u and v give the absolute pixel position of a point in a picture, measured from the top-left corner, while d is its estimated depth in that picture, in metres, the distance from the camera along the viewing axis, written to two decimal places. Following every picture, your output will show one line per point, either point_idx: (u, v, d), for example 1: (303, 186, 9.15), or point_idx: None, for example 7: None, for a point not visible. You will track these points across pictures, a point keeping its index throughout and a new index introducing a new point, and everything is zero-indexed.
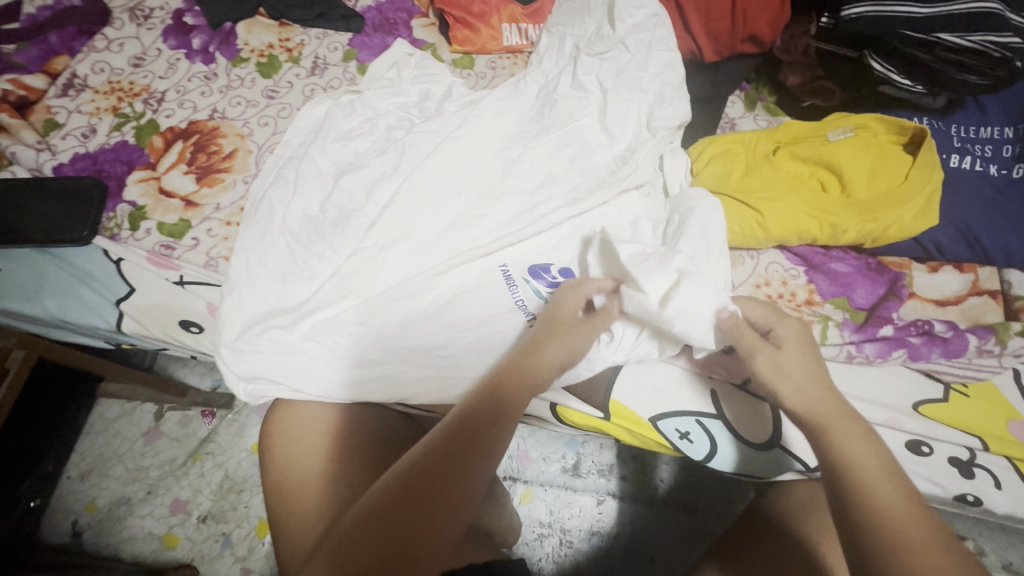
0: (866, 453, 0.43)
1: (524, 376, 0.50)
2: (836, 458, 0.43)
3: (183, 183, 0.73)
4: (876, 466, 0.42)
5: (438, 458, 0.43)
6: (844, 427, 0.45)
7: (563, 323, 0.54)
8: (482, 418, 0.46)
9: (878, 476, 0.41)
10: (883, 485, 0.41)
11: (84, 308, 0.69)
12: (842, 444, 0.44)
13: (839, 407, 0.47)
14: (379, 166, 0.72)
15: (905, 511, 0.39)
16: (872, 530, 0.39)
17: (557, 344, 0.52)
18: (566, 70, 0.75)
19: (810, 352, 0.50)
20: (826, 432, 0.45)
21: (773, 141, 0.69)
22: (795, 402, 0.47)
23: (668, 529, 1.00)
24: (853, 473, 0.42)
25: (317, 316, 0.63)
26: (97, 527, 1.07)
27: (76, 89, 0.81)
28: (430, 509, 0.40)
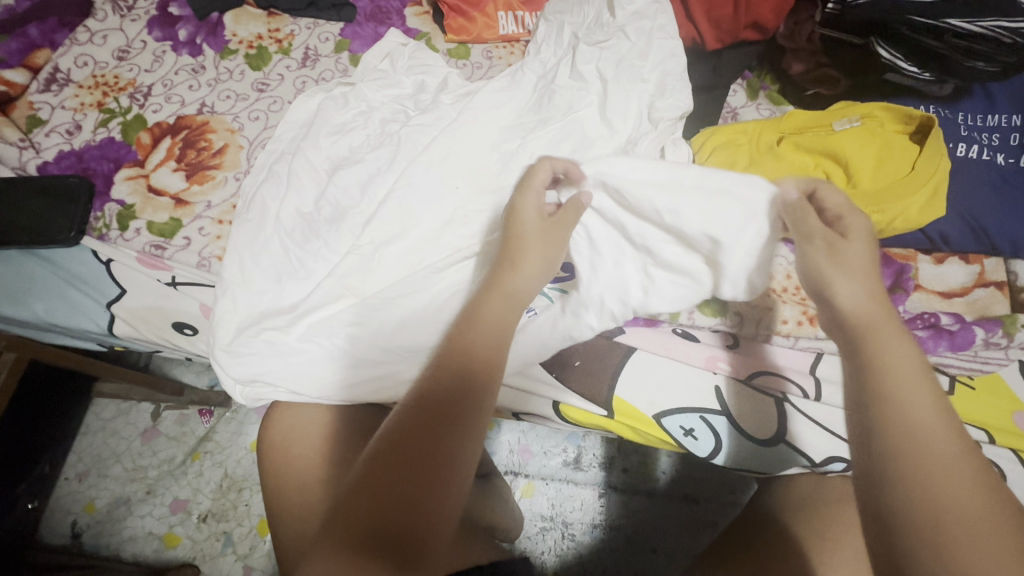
0: (906, 367, 0.40)
1: (486, 327, 0.47)
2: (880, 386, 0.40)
3: (173, 180, 0.71)
4: (921, 399, 0.39)
5: (427, 427, 0.41)
6: (891, 342, 0.41)
7: (528, 232, 0.52)
8: (454, 389, 0.43)
9: (919, 406, 0.38)
10: (918, 408, 0.38)
11: (74, 312, 0.67)
12: (879, 358, 0.41)
13: (889, 316, 0.43)
14: (375, 161, 0.70)
15: (940, 443, 0.37)
16: (905, 476, 0.36)
17: (531, 264, 0.51)
18: (565, 59, 0.73)
19: (869, 264, 0.44)
20: (871, 339, 0.42)
21: (777, 131, 0.68)
22: (847, 306, 0.43)
23: (670, 520, 1.00)
24: (892, 404, 0.39)
25: (312, 316, 0.62)
26: (97, 528, 1.06)
27: (59, 84, 0.78)
28: (429, 482, 0.39)
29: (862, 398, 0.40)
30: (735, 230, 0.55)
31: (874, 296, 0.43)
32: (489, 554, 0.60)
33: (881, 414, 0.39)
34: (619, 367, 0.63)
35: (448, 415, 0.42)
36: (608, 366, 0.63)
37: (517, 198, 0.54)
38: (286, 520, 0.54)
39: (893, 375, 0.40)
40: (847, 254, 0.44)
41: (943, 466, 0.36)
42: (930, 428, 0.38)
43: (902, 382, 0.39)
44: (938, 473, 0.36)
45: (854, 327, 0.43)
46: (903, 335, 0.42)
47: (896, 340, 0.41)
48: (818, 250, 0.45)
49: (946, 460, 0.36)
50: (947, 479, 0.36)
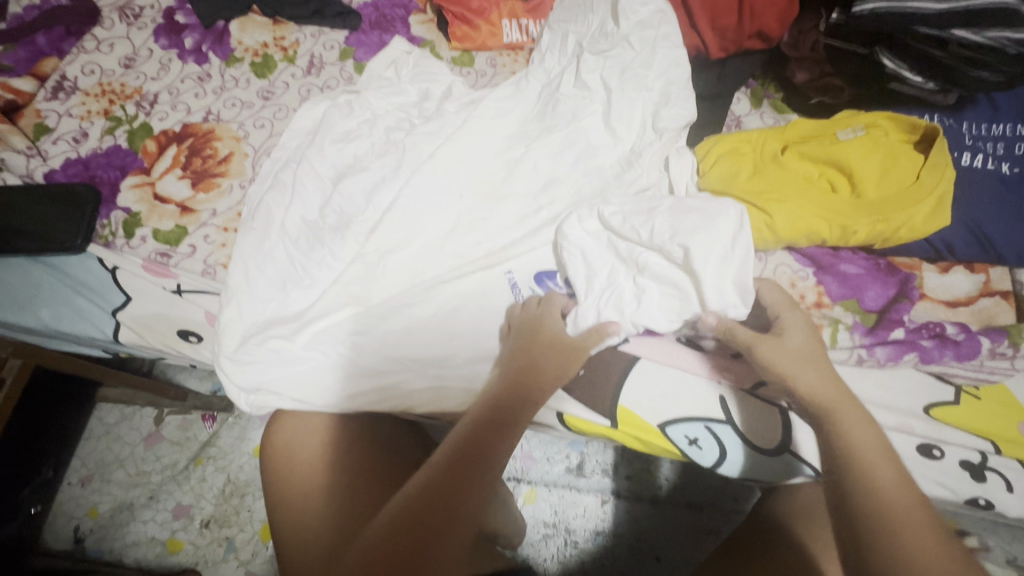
0: (870, 443, 0.46)
1: (549, 370, 0.54)
2: (842, 442, 0.47)
3: (178, 188, 0.71)
4: (879, 456, 0.45)
5: (466, 458, 0.44)
6: (850, 412, 0.48)
7: (536, 344, 0.56)
8: (500, 421, 0.47)
9: (885, 474, 0.44)
10: (891, 480, 0.43)
11: (80, 319, 0.67)
12: (851, 436, 0.47)
13: (844, 394, 0.50)
14: (380, 169, 0.71)
15: (908, 508, 0.42)
16: (864, 509, 0.42)
17: (547, 360, 0.54)
18: (569, 68, 0.74)
19: (815, 347, 0.54)
20: (833, 418, 0.48)
21: (781, 140, 0.68)
22: (805, 390, 0.50)
23: (673, 527, 1.00)
24: (855, 461, 0.45)
25: (318, 325, 0.63)
26: (100, 533, 1.06)
27: (66, 91, 0.79)
28: (449, 513, 0.41)
29: (835, 469, 0.46)
30: (712, 241, 0.58)
31: (800, 367, 0.51)
32: (492, 564, 0.59)
33: (858, 487, 0.44)
34: (623, 377, 0.63)
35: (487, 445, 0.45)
36: (612, 374, 0.63)
37: (538, 310, 0.59)
38: (287, 530, 0.53)
39: (866, 453, 0.45)
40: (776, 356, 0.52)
41: (915, 533, 0.41)
42: (876, 455, 0.45)
43: (865, 448, 0.46)
44: (912, 532, 0.41)
45: (823, 411, 0.49)
46: (864, 416, 0.48)
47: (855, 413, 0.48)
48: (761, 345, 0.53)
49: (915, 524, 0.41)
50: (912, 531, 0.41)
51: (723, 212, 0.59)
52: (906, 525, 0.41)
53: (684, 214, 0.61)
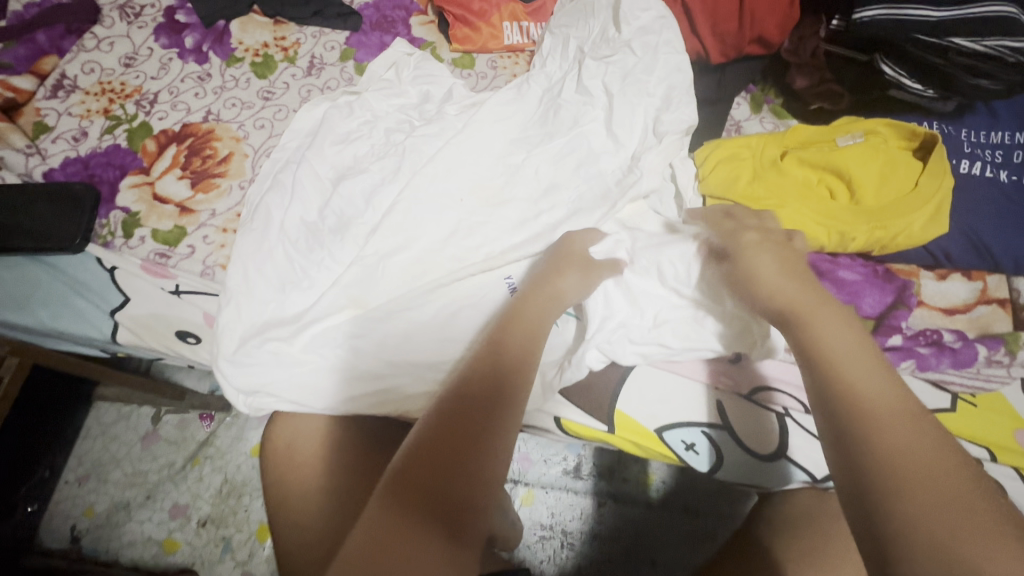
0: (847, 344, 0.44)
1: (541, 309, 0.54)
2: (813, 340, 0.45)
3: (178, 189, 0.71)
4: (856, 355, 0.43)
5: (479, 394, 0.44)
6: (822, 312, 0.47)
7: (569, 261, 0.60)
8: (508, 364, 0.48)
9: (860, 370, 0.42)
10: (856, 366, 0.42)
11: (78, 319, 0.67)
12: (821, 335, 0.45)
13: (815, 298, 0.49)
14: (378, 172, 0.71)
15: (886, 400, 0.40)
16: (838, 396, 0.41)
17: (571, 278, 0.58)
18: (571, 73, 0.74)
19: (790, 264, 0.54)
20: (803, 319, 0.47)
21: (780, 146, 0.68)
22: (775, 296, 0.50)
23: (669, 530, 1.00)
24: (824, 358, 0.44)
25: (314, 326, 0.62)
26: (96, 533, 1.06)
27: (66, 90, 0.78)
28: (476, 444, 0.41)
29: (808, 365, 0.44)
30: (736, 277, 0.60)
31: (758, 286, 0.52)
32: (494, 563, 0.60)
33: (831, 378, 0.42)
34: (621, 381, 0.63)
35: (492, 382, 0.45)
36: (610, 378, 0.63)
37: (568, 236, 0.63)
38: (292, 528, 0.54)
39: (839, 353, 0.44)
40: (751, 258, 0.55)
41: (894, 425, 0.38)
42: (848, 355, 0.43)
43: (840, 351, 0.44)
44: (889, 424, 0.38)
45: (791, 314, 0.49)
46: (839, 314, 0.48)
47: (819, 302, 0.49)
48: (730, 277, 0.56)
49: (899, 419, 0.38)
50: (891, 423, 0.38)
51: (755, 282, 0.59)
52: (882, 412, 0.39)
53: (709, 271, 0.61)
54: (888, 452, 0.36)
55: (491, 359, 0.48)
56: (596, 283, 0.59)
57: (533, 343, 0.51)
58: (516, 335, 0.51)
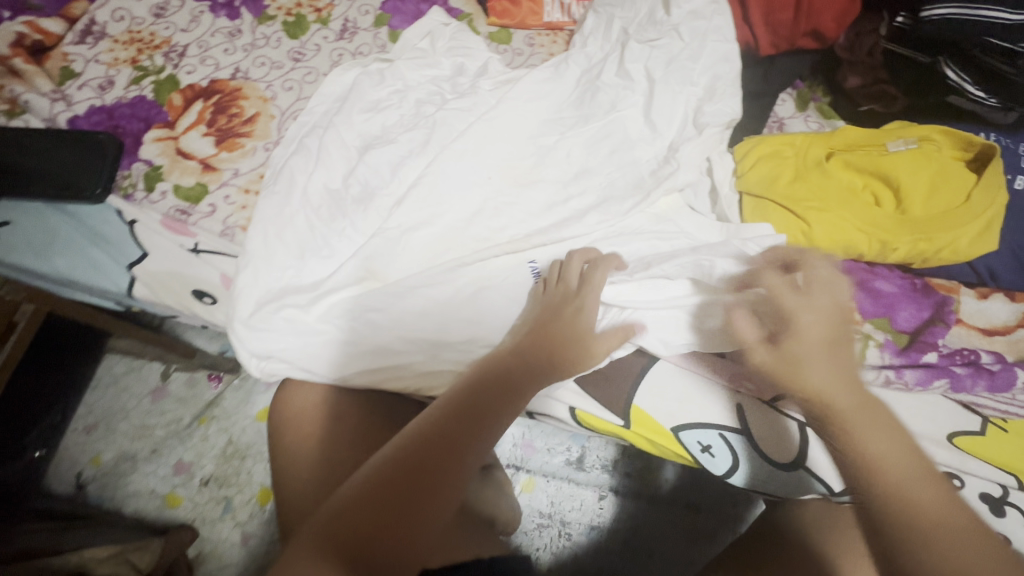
0: (898, 455, 0.40)
1: (526, 361, 0.50)
2: (859, 455, 0.41)
3: (202, 145, 0.70)
4: (910, 469, 0.39)
5: (436, 446, 0.40)
6: (863, 419, 0.42)
7: (558, 314, 0.55)
8: (494, 397, 0.45)
9: (913, 480, 0.39)
10: (920, 489, 0.38)
11: (94, 270, 0.66)
12: (863, 445, 0.41)
13: (851, 393, 0.43)
14: (407, 142, 0.69)
15: (948, 524, 0.37)
16: (890, 516, 0.38)
17: (563, 339, 0.53)
18: (613, 55, 0.71)
19: (839, 336, 0.46)
20: (838, 424, 0.42)
21: (826, 146, 0.65)
22: (817, 391, 0.44)
23: (670, 527, 1.00)
24: (878, 476, 0.39)
25: (329, 293, 0.61)
26: (101, 481, 1.08)
27: (95, 37, 0.77)
28: (426, 489, 0.38)
29: (858, 484, 0.40)
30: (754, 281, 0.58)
31: (811, 365, 0.45)
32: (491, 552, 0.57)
33: (887, 497, 0.38)
34: (640, 376, 0.62)
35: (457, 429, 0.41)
36: (628, 373, 0.62)
37: (567, 289, 0.57)
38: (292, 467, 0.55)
39: (894, 466, 0.40)
40: (797, 315, 0.48)
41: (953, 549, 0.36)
42: (900, 468, 0.39)
43: (888, 463, 0.40)
44: (954, 549, 0.36)
45: (834, 417, 0.43)
46: (890, 419, 0.42)
47: (868, 418, 0.42)
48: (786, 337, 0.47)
49: (971, 543, 0.36)
50: (954, 540, 0.36)
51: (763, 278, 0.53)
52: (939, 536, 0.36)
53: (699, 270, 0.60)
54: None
55: (471, 391, 0.45)
56: (598, 352, 0.55)
57: (516, 392, 0.47)
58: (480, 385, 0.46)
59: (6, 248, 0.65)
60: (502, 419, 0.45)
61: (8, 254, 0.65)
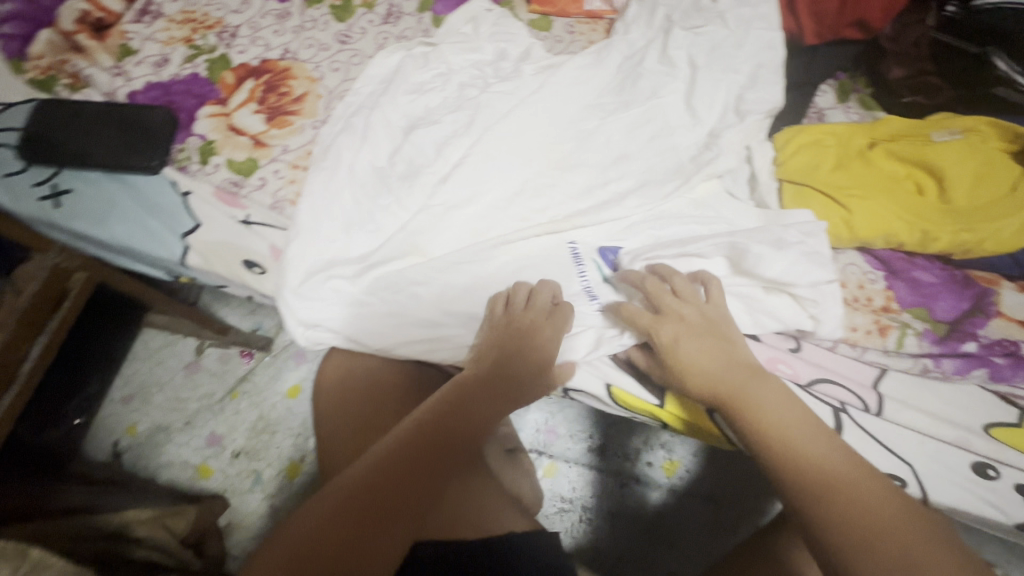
0: (784, 416, 0.47)
1: (482, 407, 0.52)
2: (754, 422, 0.47)
3: (253, 122, 0.72)
4: (801, 427, 0.46)
5: (395, 477, 0.45)
6: (754, 388, 0.49)
7: (517, 341, 0.57)
8: (450, 432, 0.49)
9: (802, 437, 0.45)
10: (806, 442, 0.45)
11: (150, 239, 0.68)
12: (756, 411, 0.47)
13: (736, 375, 0.50)
14: (451, 123, 0.70)
15: (836, 471, 0.43)
16: (784, 468, 0.44)
17: (521, 372, 0.56)
18: (655, 43, 0.72)
19: (705, 329, 0.53)
20: (734, 405, 0.49)
21: (869, 136, 0.66)
22: (701, 379, 0.51)
23: (690, 517, 1.01)
24: (773, 435, 0.45)
25: (373, 263, 0.63)
26: (136, 450, 1.11)
27: (152, 16, 0.80)
28: (386, 521, 0.43)
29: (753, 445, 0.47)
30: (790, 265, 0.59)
31: (703, 353, 0.52)
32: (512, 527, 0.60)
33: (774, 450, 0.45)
34: None
35: (429, 479, 0.46)
36: None
37: (538, 326, 0.58)
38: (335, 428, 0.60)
39: (786, 427, 0.46)
40: (675, 319, 0.54)
41: (834, 487, 0.42)
42: (789, 424, 0.46)
43: (779, 423, 0.46)
44: (843, 492, 0.42)
45: (723, 400, 0.49)
46: (770, 384, 0.49)
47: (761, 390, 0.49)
48: (662, 323, 0.54)
49: (854, 480, 0.42)
50: (838, 481, 0.42)
51: (671, 275, 0.57)
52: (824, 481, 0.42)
53: (734, 251, 0.60)
54: (843, 517, 0.40)
55: (429, 422, 0.50)
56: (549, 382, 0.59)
57: (470, 429, 0.51)
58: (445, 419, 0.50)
59: (66, 215, 0.68)
60: (459, 454, 0.49)
61: (68, 221, 0.68)
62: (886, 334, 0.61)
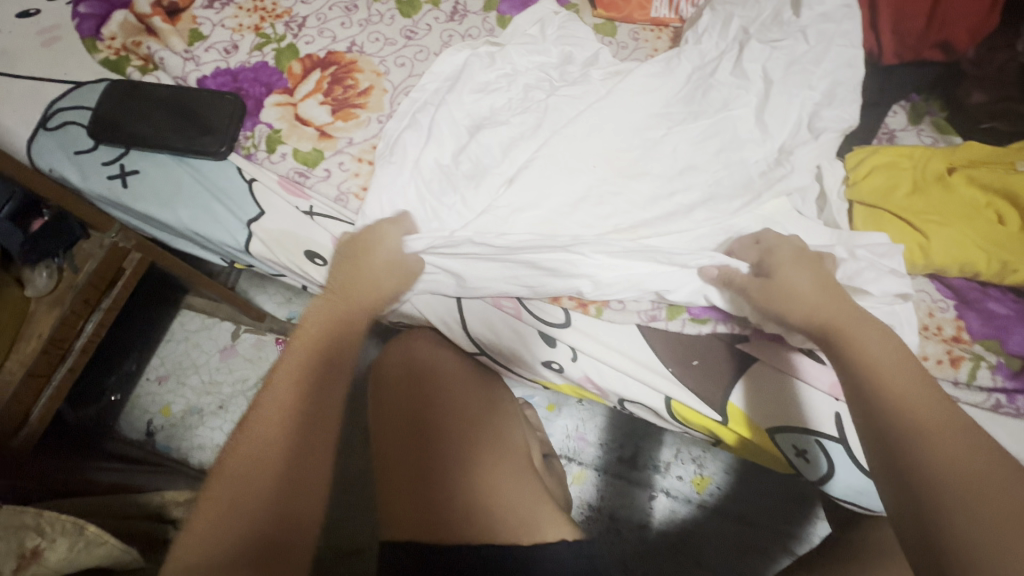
0: (889, 357, 0.50)
1: (335, 330, 0.59)
2: (857, 358, 0.50)
3: (320, 113, 0.73)
4: (900, 370, 0.48)
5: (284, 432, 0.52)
6: (856, 328, 0.52)
7: (363, 248, 0.62)
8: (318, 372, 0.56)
9: (906, 383, 0.48)
10: (903, 383, 0.48)
11: (215, 223, 0.69)
12: (864, 348, 0.50)
13: (845, 309, 0.53)
14: (519, 125, 0.70)
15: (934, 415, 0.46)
16: (882, 402, 0.47)
17: (369, 282, 0.61)
18: (729, 54, 0.71)
19: (822, 278, 0.56)
20: (839, 334, 0.52)
21: (947, 161, 0.64)
22: (808, 313, 0.54)
23: (719, 536, 1.00)
24: (871, 370, 0.49)
25: (443, 251, 0.62)
26: (169, 431, 1.12)
27: (222, 2, 0.80)
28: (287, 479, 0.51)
29: (850, 375, 0.50)
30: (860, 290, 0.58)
31: (817, 291, 0.54)
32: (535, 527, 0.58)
33: (874, 385, 0.48)
34: (736, 374, 0.62)
35: (327, 411, 0.55)
36: (724, 371, 0.62)
37: (383, 229, 0.62)
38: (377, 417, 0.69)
39: (887, 367, 0.49)
40: (788, 269, 0.56)
41: (941, 434, 0.45)
42: (895, 369, 0.49)
43: (885, 365, 0.49)
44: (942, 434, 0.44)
45: (830, 331, 0.52)
46: (878, 328, 0.52)
47: (872, 333, 0.51)
48: (778, 249, 0.58)
49: (949, 425, 0.45)
50: (936, 421, 0.45)
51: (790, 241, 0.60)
52: (930, 427, 0.45)
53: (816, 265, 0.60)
54: (939, 456, 0.43)
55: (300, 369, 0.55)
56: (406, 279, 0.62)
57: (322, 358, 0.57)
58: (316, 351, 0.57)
59: (133, 196, 0.68)
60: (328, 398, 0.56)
61: (135, 202, 0.69)
62: (958, 366, 0.59)
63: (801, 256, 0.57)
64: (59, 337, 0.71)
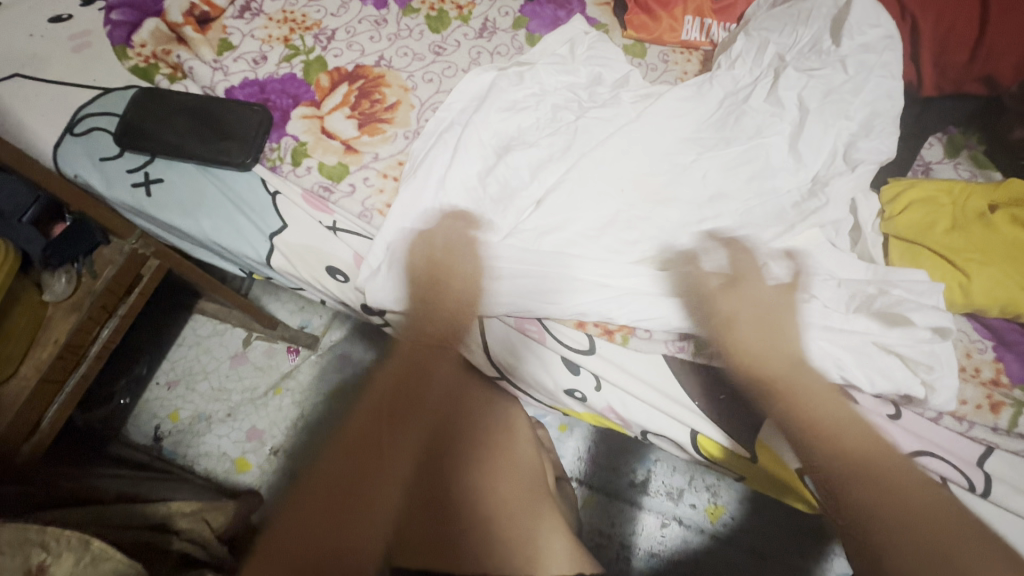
0: (829, 408, 0.53)
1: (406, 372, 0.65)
2: (800, 410, 0.53)
3: (346, 127, 0.72)
4: (843, 421, 0.53)
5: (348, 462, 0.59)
6: (803, 375, 0.54)
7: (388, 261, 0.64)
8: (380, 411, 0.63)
9: (837, 427, 0.52)
10: (848, 433, 0.52)
11: (237, 235, 0.68)
12: (807, 403, 0.53)
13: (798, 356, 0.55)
14: (547, 147, 0.69)
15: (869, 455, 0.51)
16: (823, 452, 0.51)
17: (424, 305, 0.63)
18: (763, 80, 0.70)
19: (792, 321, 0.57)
20: (786, 391, 0.54)
21: (988, 198, 0.63)
22: (759, 360, 0.55)
23: (732, 568, 0.97)
24: (812, 423, 0.53)
25: (463, 270, 0.62)
26: (177, 436, 1.10)
27: (252, 13, 0.81)
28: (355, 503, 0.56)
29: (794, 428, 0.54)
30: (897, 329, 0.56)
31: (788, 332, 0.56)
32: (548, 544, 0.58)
33: (813, 435, 0.52)
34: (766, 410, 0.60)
35: (385, 443, 0.61)
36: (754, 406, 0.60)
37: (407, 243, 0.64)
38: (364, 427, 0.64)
39: (828, 419, 0.53)
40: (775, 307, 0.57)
41: (874, 468, 0.50)
42: (837, 421, 0.52)
43: (827, 416, 0.53)
44: (877, 474, 0.50)
45: (776, 384, 0.54)
46: (816, 375, 0.55)
47: (817, 383, 0.55)
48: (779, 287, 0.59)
49: (885, 463, 0.51)
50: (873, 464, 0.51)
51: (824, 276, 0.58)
52: (867, 469, 0.50)
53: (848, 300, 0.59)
54: (874, 497, 0.49)
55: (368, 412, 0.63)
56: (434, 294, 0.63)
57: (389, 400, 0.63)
58: (396, 392, 0.64)
59: (157, 205, 0.68)
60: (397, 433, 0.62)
61: (158, 211, 0.68)
62: (998, 412, 0.57)
63: (782, 299, 0.58)
64: (75, 343, 0.70)
